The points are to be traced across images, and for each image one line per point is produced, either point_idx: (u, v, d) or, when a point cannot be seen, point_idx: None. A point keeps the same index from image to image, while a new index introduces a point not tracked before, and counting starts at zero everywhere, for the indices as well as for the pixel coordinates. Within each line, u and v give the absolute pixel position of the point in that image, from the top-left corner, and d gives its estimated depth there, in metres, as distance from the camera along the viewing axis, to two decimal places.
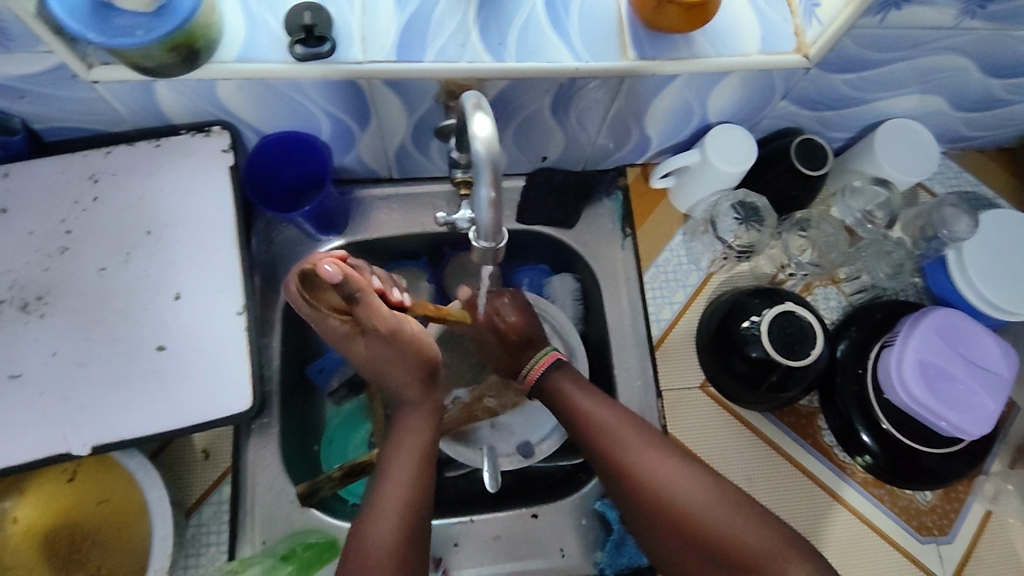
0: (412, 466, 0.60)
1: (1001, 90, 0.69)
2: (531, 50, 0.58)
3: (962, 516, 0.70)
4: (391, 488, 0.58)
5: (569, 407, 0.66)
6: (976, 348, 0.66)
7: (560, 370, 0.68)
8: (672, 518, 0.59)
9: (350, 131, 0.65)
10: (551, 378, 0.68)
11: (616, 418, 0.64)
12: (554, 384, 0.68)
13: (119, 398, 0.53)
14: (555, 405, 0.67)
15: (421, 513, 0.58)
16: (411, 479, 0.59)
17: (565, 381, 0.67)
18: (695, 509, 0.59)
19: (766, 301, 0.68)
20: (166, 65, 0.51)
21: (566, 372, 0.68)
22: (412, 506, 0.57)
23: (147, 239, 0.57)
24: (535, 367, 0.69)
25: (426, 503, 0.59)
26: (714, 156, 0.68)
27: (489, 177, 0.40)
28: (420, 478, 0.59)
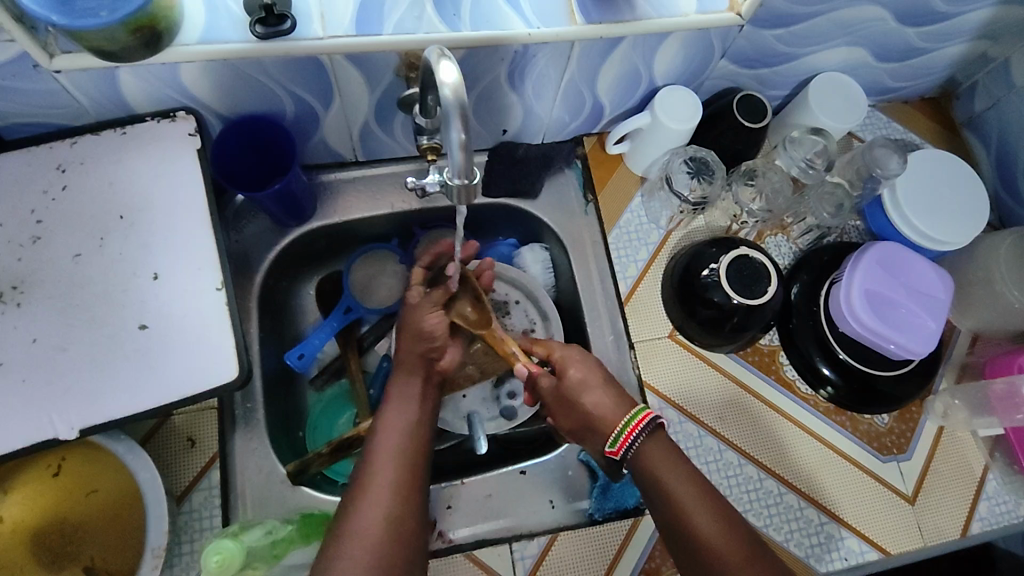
0: (404, 453, 0.59)
1: (917, 38, 0.75)
2: (485, 19, 0.61)
3: (917, 433, 0.75)
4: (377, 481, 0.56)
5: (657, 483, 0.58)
6: (915, 277, 0.72)
7: (652, 440, 0.60)
8: None
9: (314, 112, 0.66)
10: (642, 449, 0.60)
11: (695, 498, 0.56)
12: (643, 458, 0.60)
13: (105, 378, 0.53)
14: (640, 482, 0.60)
15: (406, 505, 0.56)
16: (400, 469, 0.58)
17: (661, 454, 0.59)
18: None
19: (722, 249, 0.72)
20: (128, 48, 0.52)
21: (659, 444, 0.60)
22: (393, 512, 0.55)
23: (120, 224, 0.58)
24: (622, 437, 0.61)
25: (418, 495, 0.57)
26: (663, 116, 0.72)
27: (459, 121, 0.42)
28: (411, 472, 0.58)
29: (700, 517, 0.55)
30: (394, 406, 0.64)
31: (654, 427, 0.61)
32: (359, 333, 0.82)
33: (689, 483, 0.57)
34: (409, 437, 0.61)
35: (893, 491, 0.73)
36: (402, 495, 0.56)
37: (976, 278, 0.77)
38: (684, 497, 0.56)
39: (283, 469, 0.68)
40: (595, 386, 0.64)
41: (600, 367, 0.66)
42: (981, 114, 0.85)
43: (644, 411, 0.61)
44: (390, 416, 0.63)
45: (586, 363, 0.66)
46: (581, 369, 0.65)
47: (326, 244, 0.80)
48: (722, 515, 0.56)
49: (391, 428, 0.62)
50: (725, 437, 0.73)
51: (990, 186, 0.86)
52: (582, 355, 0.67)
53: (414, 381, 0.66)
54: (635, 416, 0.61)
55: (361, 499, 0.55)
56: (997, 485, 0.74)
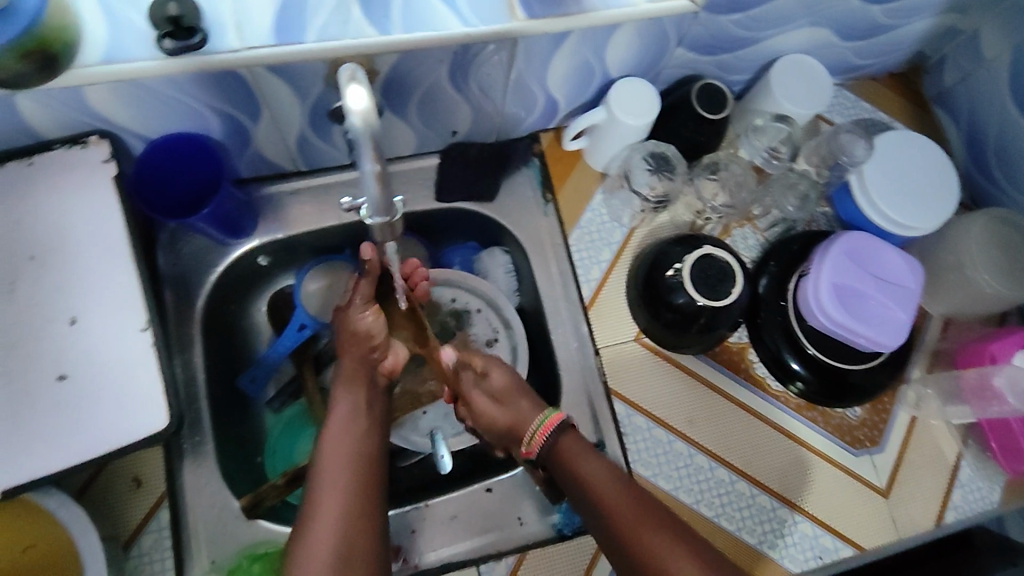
0: (353, 460, 0.57)
1: (881, 15, 0.71)
2: (417, 21, 0.56)
3: (890, 424, 0.74)
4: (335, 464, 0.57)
5: (574, 475, 0.59)
6: (885, 267, 0.69)
7: (565, 437, 0.62)
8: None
9: (243, 127, 0.62)
10: (557, 445, 0.61)
11: (609, 479, 0.58)
12: (559, 451, 0.61)
13: (24, 435, 0.49)
14: (560, 477, 0.61)
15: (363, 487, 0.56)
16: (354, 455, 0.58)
17: (572, 445, 0.61)
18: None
19: (686, 248, 0.69)
20: (22, 75, 0.47)
21: (572, 439, 0.62)
22: (352, 515, 0.54)
23: (31, 265, 0.53)
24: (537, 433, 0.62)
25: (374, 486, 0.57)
26: (620, 111, 0.68)
27: (371, 152, 0.38)
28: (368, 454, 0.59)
29: (615, 501, 0.57)
30: (336, 415, 0.61)
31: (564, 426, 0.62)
32: (317, 348, 0.78)
33: (601, 463, 0.59)
34: (360, 450, 0.58)
35: (867, 485, 0.72)
36: (356, 496, 0.55)
37: (948, 263, 0.75)
38: (599, 482, 0.58)
39: (237, 502, 0.65)
40: (514, 396, 0.65)
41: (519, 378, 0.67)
42: (950, 89, 0.82)
43: (557, 411, 0.63)
44: (335, 424, 0.60)
45: (509, 372, 0.67)
46: (504, 377, 0.66)
47: (273, 260, 0.76)
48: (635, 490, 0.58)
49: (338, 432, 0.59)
50: (696, 441, 0.71)
51: (961, 163, 0.83)
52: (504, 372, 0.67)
53: (355, 395, 0.62)
54: (552, 413, 0.62)
55: (323, 494, 0.55)
56: (970, 472, 0.73)
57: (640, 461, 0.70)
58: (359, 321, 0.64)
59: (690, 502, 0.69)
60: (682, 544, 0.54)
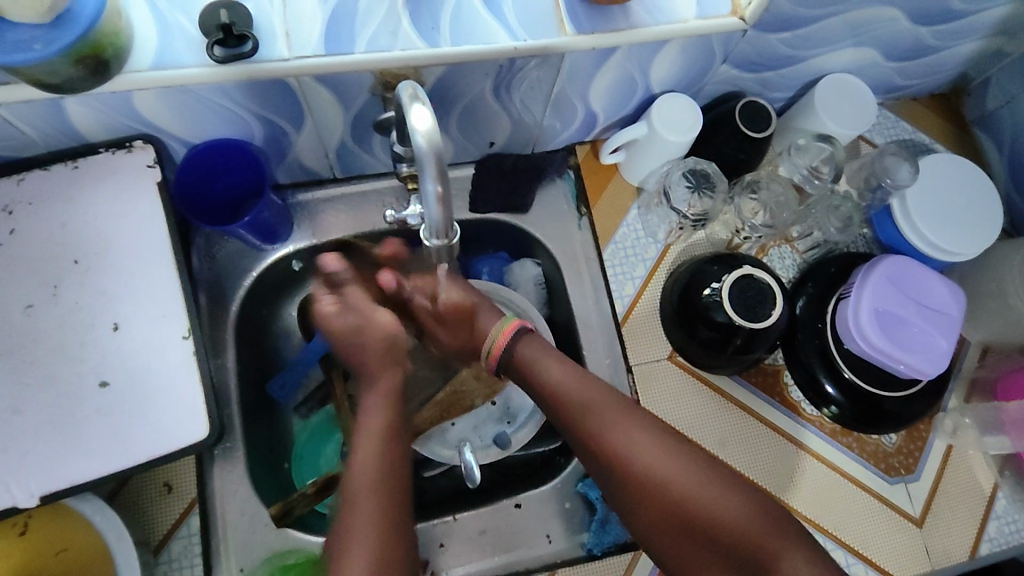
0: (381, 495, 0.52)
1: (929, 37, 0.70)
2: (466, 33, 0.56)
3: (926, 453, 0.73)
4: (361, 503, 0.51)
5: (536, 379, 0.61)
6: (926, 292, 0.68)
7: (523, 342, 0.63)
8: (650, 491, 0.55)
9: (285, 133, 0.62)
10: (515, 351, 0.63)
11: (574, 381, 0.60)
12: (520, 358, 0.62)
13: (64, 442, 0.49)
14: (520, 381, 0.63)
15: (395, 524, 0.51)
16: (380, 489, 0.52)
17: (532, 350, 0.62)
18: (685, 492, 0.54)
19: (725, 267, 0.68)
20: (74, 80, 0.47)
21: (533, 345, 0.63)
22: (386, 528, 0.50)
23: (75, 269, 0.53)
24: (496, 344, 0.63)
25: (406, 524, 0.52)
26: (661, 127, 0.67)
27: (434, 171, 0.38)
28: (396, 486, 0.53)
29: (575, 394, 0.60)
30: (367, 424, 0.56)
31: (522, 332, 0.63)
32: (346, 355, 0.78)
33: (564, 368, 0.61)
34: (389, 462, 0.54)
35: (901, 514, 0.71)
36: (389, 537, 0.50)
37: (989, 290, 0.73)
38: (563, 386, 0.60)
39: (267, 509, 0.65)
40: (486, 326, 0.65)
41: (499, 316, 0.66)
42: (993, 112, 0.81)
43: (515, 317, 0.64)
44: (364, 436, 0.55)
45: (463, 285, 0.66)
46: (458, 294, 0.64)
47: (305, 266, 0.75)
48: (617, 402, 0.59)
49: (363, 464, 0.53)
50: (728, 464, 0.70)
51: (1002, 188, 0.82)
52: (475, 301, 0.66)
53: (385, 409, 0.58)
54: (505, 325, 0.63)
55: (349, 533, 0.50)
56: (1006, 504, 0.72)
57: None
58: (376, 320, 0.62)
59: None
60: (660, 441, 0.56)
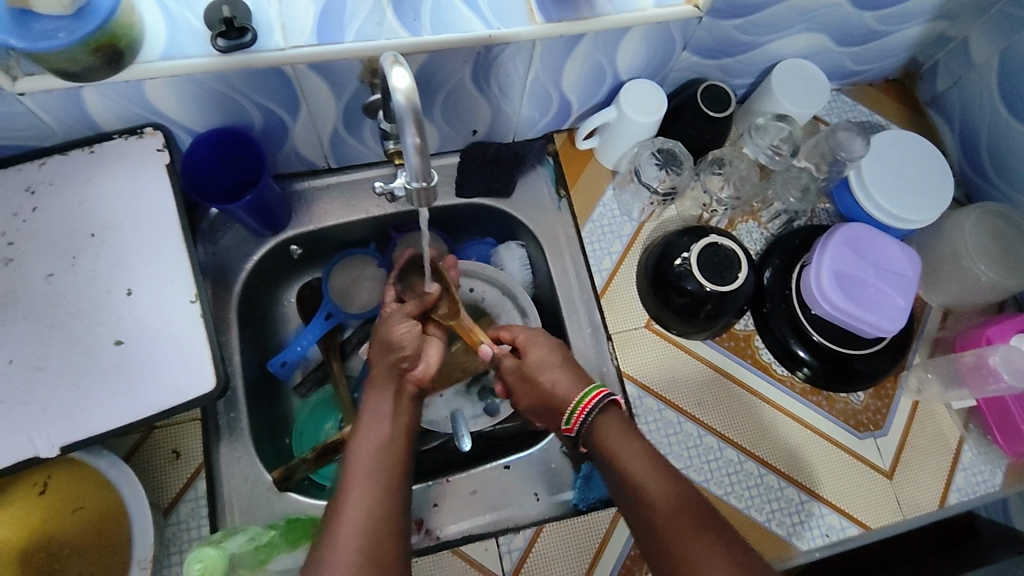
0: (374, 483, 0.57)
1: (874, 22, 0.76)
2: (445, 23, 0.61)
3: (892, 409, 0.77)
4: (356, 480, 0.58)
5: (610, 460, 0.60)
6: (884, 256, 0.73)
7: (604, 421, 0.62)
8: None
9: (282, 121, 0.67)
10: (596, 424, 0.62)
11: (645, 468, 0.58)
12: (598, 431, 0.62)
13: (83, 395, 0.54)
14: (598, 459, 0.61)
15: (384, 537, 0.54)
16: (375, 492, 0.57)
17: (611, 428, 0.61)
18: None
19: (694, 238, 0.73)
20: (91, 68, 0.52)
21: (611, 420, 0.62)
22: (370, 530, 0.54)
23: (92, 241, 0.59)
24: (577, 412, 0.62)
25: (396, 521, 0.56)
26: (629, 110, 0.73)
27: (413, 126, 0.43)
28: (394, 494, 0.57)
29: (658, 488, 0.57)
30: (369, 417, 0.64)
31: (609, 403, 0.63)
32: (342, 337, 0.82)
33: (639, 455, 0.59)
34: (384, 457, 0.60)
35: (872, 467, 0.74)
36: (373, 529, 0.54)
37: (944, 254, 0.78)
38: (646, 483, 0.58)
39: (270, 475, 0.69)
40: (554, 366, 0.67)
41: (561, 351, 0.69)
42: (943, 94, 0.87)
43: (602, 386, 0.63)
44: (365, 427, 0.63)
45: (549, 346, 0.69)
46: (541, 350, 0.68)
47: (303, 252, 0.81)
48: (682, 498, 0.57)
49: (359, 467, 0.59)
50: (704, 423, 0.74)
51: (956, 164, 0.87)
52: (530, 332, 0.70)
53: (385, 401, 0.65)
54: (592, 390, 0.63)
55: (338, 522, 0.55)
56: (972, 456, 0.75)
57: (651, 441, 0.73)
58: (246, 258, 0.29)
59: (700, 481, 0.72)
60: (722, 552, 0.52)
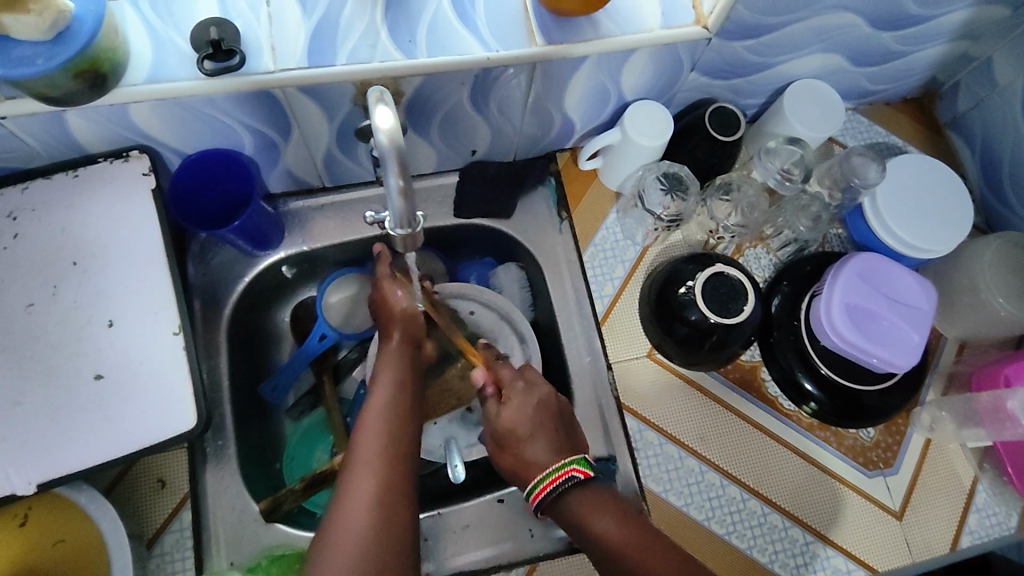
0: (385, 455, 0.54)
1: (894, 42, 0.73)
2: (441, 45, 0.59)
3: (903, 447, 0.74)
4: (366, 449, 0.55)
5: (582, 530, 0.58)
6: (897, 289, 0.70)
7: (573, 493, 0.60)
8: None
9: (274, 143, 0.65)
10: (564, 501, 0.60)
11: (617, 535, 0.56)
12: (567, 507, 0.60)
13: (61, 431, 0.53)
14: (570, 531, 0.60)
15: (392, 516, 0.51)
16: (379, 471, 0.53)
17: (580, 501, 0.59)
18: None
19: (699, 266, 0.70)
20: (75, 93, 0.51)
21: (580, 494, 0.60)
22: (378, 508, 0.51)
23: (74, 270, 0.57)
24: (539, 488, 0.61)
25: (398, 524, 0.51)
26: (633, 132, 0.70)
27: (396, 168, 0.41)
28: (403, 472, 0.54)
29: (631, 547, 0.56)
30: (381, 384, 0.61)
31: (573, 483, 0.60)
32: (337, 358, 0.81)
33: (610, 522, 0.57)
34: (394, 428, 0.57)
35: (881, 507, 0.71)
36: (383, 508, 0.51)
37: (961, 285, 0.75)
38: (621, 545, 0.56)
39: (256, 505, 0.67)
40: (526, 436, 0.63)
41: (540, 411, 0.65)
42: (964, 115, 0.83)
43: (572, 464, 0.60)
44: (377, 393, 0.60)
45: (525, 410, 0.65)
46: (515, 413, 0.64)
47: (296, 272, 0.79)
48: (656, 554, 0.55)
49: (369, 430, 0.56)
50: (707, 458, 0.72)
51: (975, 188, 0.84)
52: (526, 393, 0.66)
53: (396, 369, 0.63)
54: (557, 467, 0.61)
55: (347, 496, 0.52)
56: (987, 497, 0.72)
57: (650, 476, 0.71)
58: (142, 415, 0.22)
59: (701, 520, 0.69)
60: None
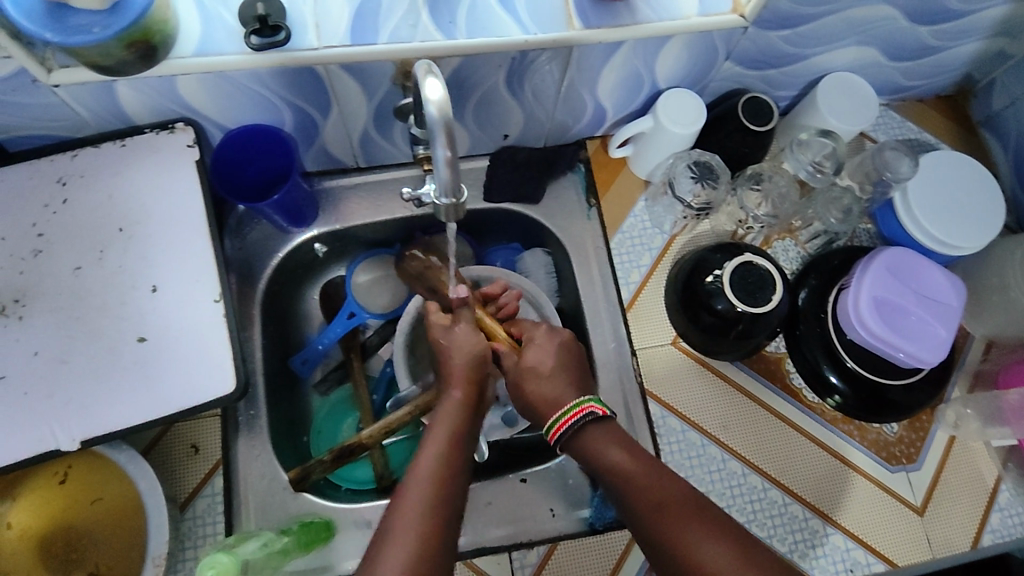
0: (447, 468, 0.54)
1: (930, 37, 0.73)
2: (481, 27, 0.60)
3: (928, 443, 0.74)
4: (428, 456, 0.54)
5: (597, 460, 0.58)
6: (926, 283, 0.69)
7: (590, 428, 0.60)
8: None
9: (313, 120, 0.66)
10: (581, 434, 0.60)
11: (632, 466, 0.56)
12: (583, 439, 0.60)
13: (105, 389, 0.55)
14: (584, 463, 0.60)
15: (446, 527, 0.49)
16: (446, 477, 0.53)
17: (595, 435, 0.59)
18: None
19: (727, 255, 0.70)
20: (125, 63, 0.52)
21: (598, 430, 0.60)
22: (435, 515, 0.50)
23: (120, 237, 0.59)
24: (558, 423, 0.61)
25: (451, 534, 0.50)
26: (666, 119, 0.71)
27: (444, 141, 0.42)
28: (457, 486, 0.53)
29: (639, 476, 0.55)
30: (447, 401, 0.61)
31: (593, 418, 0.60)
32: (362, 338, 0.82)
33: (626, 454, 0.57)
34: (455, 445, 0.56)
35: (903, 503, 0.71)
36: (439, 514, 0.50)
37: (991, 284, 0.75)
38: (630, 474, 0.56)
39: (286, 474, 0.68)
40: (546, 375, 0.64)
41: (562, 357, 0.66)
42: (999, 113, 0.82)
43: (590, 400, 0.61)
44: (444, 411, 0.60)
45: (549, 352, 0.66)
46: (538, 353, 0.66)
47: (328, 250, 0.80)
48: (670, 483, 0.54)
49: (432, 442, 0.56)
50: (729, 447, 0.72)
51: (1008, 188, 0.83)
52: (548, 336, 0.67)
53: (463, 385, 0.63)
54: (577, 404, 0.60)
55: (405, 492, 0.51)
56: (1010, 497, 0.72)
57: (673, 462, 0.71)
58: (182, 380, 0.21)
59: (722, 506, 0.70)
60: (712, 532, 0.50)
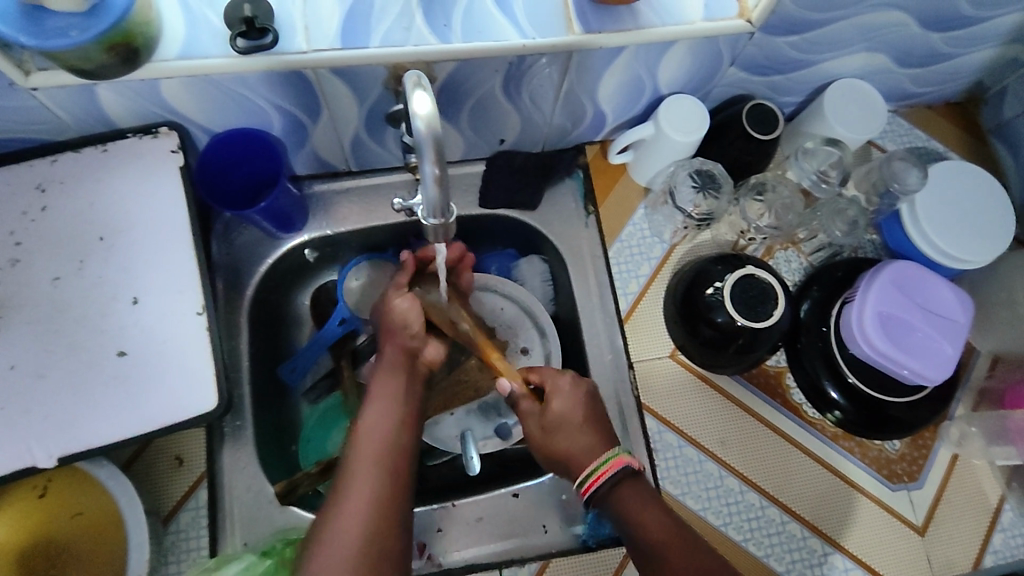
0: (386, 458, 0.55)
1: (941, 43, 0.70)
2: (477, 31, 0.57)
3: (930, 461, 0.72)
4: (365, 446, 0.56)
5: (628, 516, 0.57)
6: (932, 298, 0.68)
7: (623, 484, 0.58)
8: None
9: (302, 124, 0.64)
10: (614, 491, 0.58)
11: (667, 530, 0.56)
12: (615, 496, 0.58)
13: (83, 404, 0.53)
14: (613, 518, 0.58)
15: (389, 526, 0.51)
16: (386, 467, 0.54)
17: (631, 492, 0.58)
18: None
19: (728, 267, 0.68)
20: (105, 67, 0.50)
21: (631, 488, 0.58)
22: (377, 514, 0.51)
23: (101, 245, 0.58)
24: (596, 475, 0.58)
25: (397, 535, 0.51)
26: (667, 126, 0.69)
27: (433, 156, 0.40)
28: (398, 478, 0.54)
29: (670, 543, 0.55)
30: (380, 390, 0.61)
31: (629, 474, 0.58)
32: (355, 344, 0.79)
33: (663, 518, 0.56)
34: (394, 441, 0.56)
35: (904, 522, 0.70)
36: (385, 511, 0.51)
37: (999, 298, 0.73)
38: (662, 538, 0.55)
39: (272, 487, 0.67)
40: (574, 427, 0.61)
41: (588, 406, 0.63)
42: (1010, 121, 0.80)
43: (621, 455, 0.59)
44: (377, 398, 0.60)
45: (575, 401, 0.63)
46: (564, 404, 0.62)
47: (318, 255, 0.78)
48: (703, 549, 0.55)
49: (369, 431, 0.57)
50: (726, 463, 0.70)
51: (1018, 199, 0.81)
52: (574, 386, 0.63)
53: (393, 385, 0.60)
54: (611, 459, 0.58)
55: (346, 490, 0.52)
56: (1013, 517, 0.71)
57: (669, 478, 0.70)
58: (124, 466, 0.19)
59: (718, 524, 0.68)
60: None
